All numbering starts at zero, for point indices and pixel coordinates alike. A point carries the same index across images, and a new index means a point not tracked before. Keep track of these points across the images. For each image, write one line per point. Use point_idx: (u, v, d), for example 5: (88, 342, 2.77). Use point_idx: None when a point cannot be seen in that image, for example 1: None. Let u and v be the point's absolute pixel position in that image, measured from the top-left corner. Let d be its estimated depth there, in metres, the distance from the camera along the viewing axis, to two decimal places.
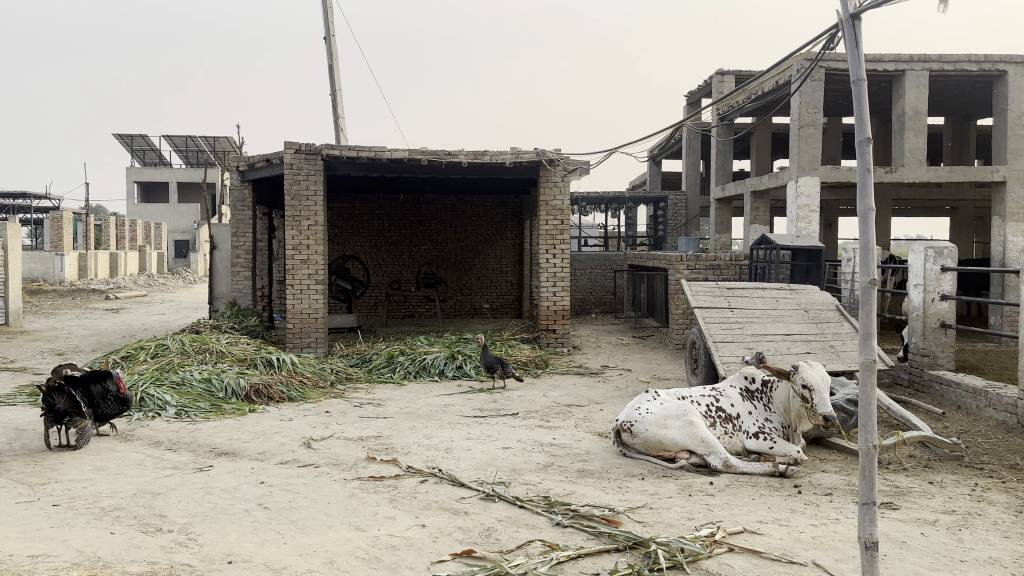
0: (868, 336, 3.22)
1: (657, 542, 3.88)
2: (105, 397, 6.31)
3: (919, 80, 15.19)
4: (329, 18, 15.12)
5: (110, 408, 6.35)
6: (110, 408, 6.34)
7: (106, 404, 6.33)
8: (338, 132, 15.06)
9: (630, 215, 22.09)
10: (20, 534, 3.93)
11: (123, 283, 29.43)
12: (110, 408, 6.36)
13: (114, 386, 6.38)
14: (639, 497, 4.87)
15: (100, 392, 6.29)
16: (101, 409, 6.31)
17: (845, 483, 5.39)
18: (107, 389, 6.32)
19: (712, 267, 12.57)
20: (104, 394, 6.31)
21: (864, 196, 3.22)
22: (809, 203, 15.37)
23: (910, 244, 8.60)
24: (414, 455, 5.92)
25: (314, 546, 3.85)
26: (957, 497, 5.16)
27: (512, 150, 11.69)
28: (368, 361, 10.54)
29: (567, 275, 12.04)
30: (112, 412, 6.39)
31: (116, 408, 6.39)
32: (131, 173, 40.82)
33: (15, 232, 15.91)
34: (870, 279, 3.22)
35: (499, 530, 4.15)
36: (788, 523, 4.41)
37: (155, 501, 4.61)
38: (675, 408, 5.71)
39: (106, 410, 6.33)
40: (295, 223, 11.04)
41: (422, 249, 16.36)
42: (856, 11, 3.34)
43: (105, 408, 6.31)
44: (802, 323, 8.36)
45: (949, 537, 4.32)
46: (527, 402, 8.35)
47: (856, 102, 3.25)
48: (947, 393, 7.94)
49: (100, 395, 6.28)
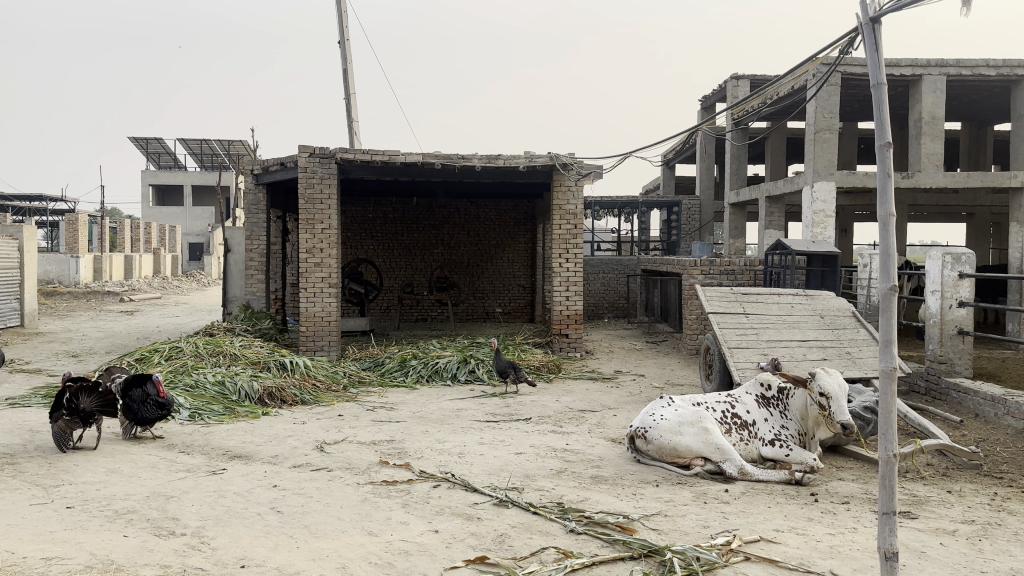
0: (888, 344, 3.17)
1: (673, 550, 3.83)
2: (145, 401, 6.32)
3: (936, 85, 15.05)
4: (344, 24, 15.19)
5: (149, 412, 6.34)
6: (149, 412, 6.32)
7: (146, 407, 6.32)
8: (351, 136, 15.10)
9: (643, 219, 22.00)
10: (33, 537, 3.94)
11: (136, 286, 29.60)
12: (149, 412, 6.34)
13: (153, 390, 6.39)
14: (653, 505, 4.82)
15: (141, 395, 6.32)
16: (140, 412, 6.30)
17: (862, 491, 5.32)
18: (146, 393, 6.32)
19: (726, 273, 12.50)
20: (144, 398, 6.31)
21: (885, 201, 3.16)
22: (825, 208, 15.26)
23: (927, 250, 8.50)
24: (427, 459, 5.90)
25: (327, 551, 3.83)
26: (976, 507, 5.07)
27: (526, 154, 11.67)
28: (380, 364, 10.52)
29: (580, 279, 11.97)
30: (152, 416, 6.36)
31: (155, 412, 6.36)
32: (147, 177, 41.28)
33: (31, 234, 16.05)
34: (890, 286, 3.16)
35: (513, 537, 4.12)
36: (805, 532, 4.36)
37: (168, 504, 4.61)
38: (690, 414, 5.66)
39: (146, 413, 6.32)
40: (308, 226, 11.08)
41: (434, 253, 16.38)
42: (876, 15, 3.29)
43: (145, 412, 6.31)
44: (818, 329, 8.27)
45: (969, 547, 4.24)
46: (540, 407, 8.32)
47: (876, 106, 3.21)
48: (965, 402, 7.83)
49: (140, 399, 6.31)
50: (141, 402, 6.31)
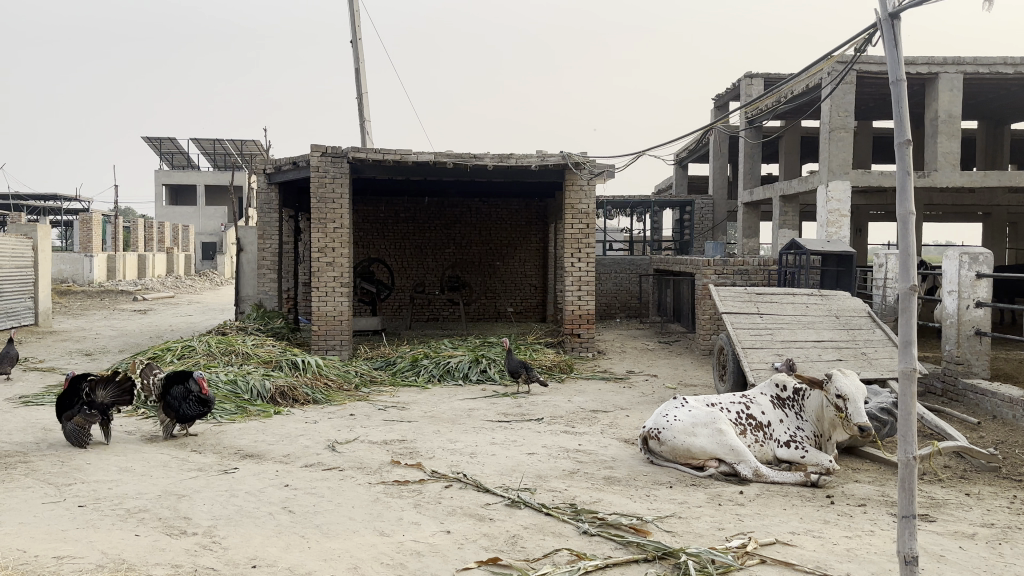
0: (908, 344, 3.12)
1: (687, 552, 3.78)
2: (186, 397, 6.45)
3: (952, 83, 14.87)
4: (355, 23, 15.19)
5: (191, 408, 6.45)
6: (191, 408, 6.44)
7: (187, 403, 6.44)
8: (364, 136, 15.13)
9: (655, 219, 21.89)
10: (46, 535, 3.95)
11: (150, 285, 29.79)
12: (190, 408, 6.45)
13: (195, 388, 6.54)
14: (667, 506, 4.78)
15: (182, 392, 6.47)
16: (182, 409, 6.41)
17: (878, 493, 5.25)
18: (188, 389, 6.50)
19: (739, 272, 12.40)
20: (185, 395, 6.46)
21: (904, 200, 3.10)
22: (840, 207, 15.15)
23: (944, 249, 8.39)
24: (439, 460, 5.87)
25: (338, 552, 3.81)
26: (996, 510, 4.98)
27: (538, 153, 11.62)
28: (391, 364, 10.51)
29: (592, 279, 11.91)
30: (194, 412, 6.47)
31: (197, 408, 6.48)
32: (160, 176, 41.60)
33: (45, 233, 16.16)
34: (911, 286, 3.11)
35: (525, 538, 4.09)
36: (821, 534, 4.29)
37: (180, 503, 4.62)
38: (704, 416, 5.60)
39: (187, 409, 6.42)
40: (320, 226, 11.10)
41: (446, 253, 16.38)
42: (895, 9, 3.23)
43: (186, 408, 6.41)
44: (833, 329, 8.18)
45: (989, 552, 4.16)
46: (552, 407, 8.29)
47: (895, 103, 3.14)
48: (983, 403, 7.72)
49: (181, 395, 6.45)
50: (182, 399, 6.44)
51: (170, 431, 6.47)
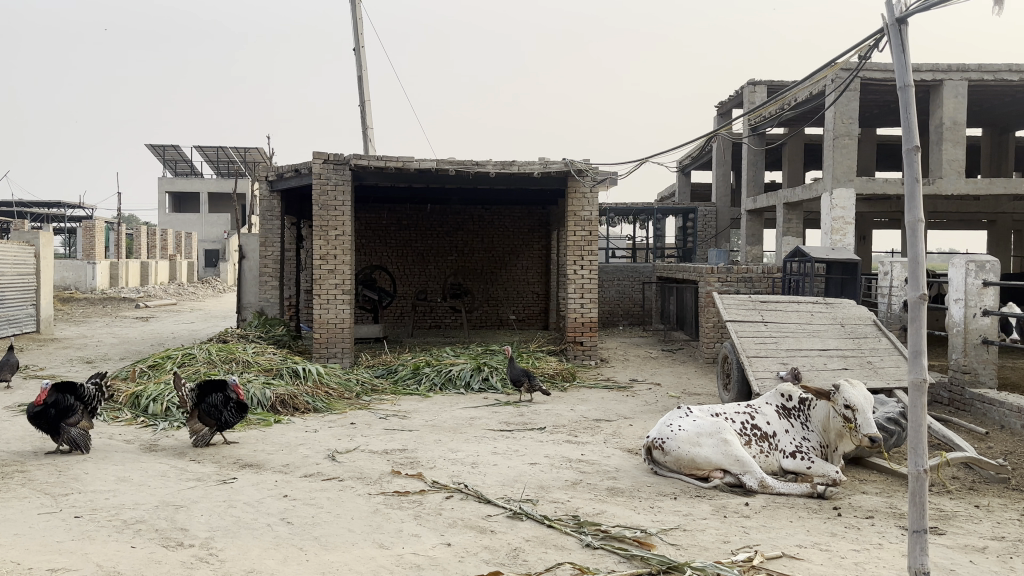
0: (918, 354, 3.05)
1: (693, 566, 3.69)
2: (225, 405, 6.43)
3: (957, 90, 14.82)
4: (358, 30, 15.20)
5: (230, 416, 6.44)
6: (230, 415, 6.43)
7: (226, 411, 6.43)
8: (366, 142, 15.12)
9: (659, 226, 21.76)
10: (39, 547, 3.88)
11: (154, 293, 29.71)
12: (229, 416, 6.44)
13: (233, 395, 6.50)
14: (672, 518, 4.70)
15: (221, 400, 6.43)
16: (221, 417, 6.41)
17: (887, 505, 5.16)
18: (226, 397, 6.46)
19: (744, 280, 12.31)
20: (225, 402, 6.43)
21: (913, 207, 3.03)
22: (844, 215, 15.09)
23: (948, 257, 8.30)
24: (440, 470, 5.80)
25: (337, 565, 3.74)
26: (1006, 523, 4.89)
27: (540, 161, 11.53)
28: (393, 371, 10.46)
29: (595, 287, 11.82)
30: (233, 419, 6.47)
31: (236, 415, 6.48)
32: (164, 184, 42.05)
33: (47, 240, 16.10)
34: (920, 294, 3.04)
35: (527, 551, 4.02)
36: (829, 548, 4.21)
37: (178, 514, 4.55)
38: (709, 425, 5.53)
39: (227, 418, 6.43)
40: (322, 232, 11.04)
41: (448, 260, 16.34)
42: (903, 14, 3.17)
43: (227, 416, 6.42)
44: (839, 338, 8.10)
45: (1000, 566, 4.07)
46: (555, 416, 8.20)
47: (903, 108, 3.07)
48: (990, 412, 7.62)
49: (219, 403, 6.42)
50: (221, 408, 6.42)
51: (205, 441, 6.45)
